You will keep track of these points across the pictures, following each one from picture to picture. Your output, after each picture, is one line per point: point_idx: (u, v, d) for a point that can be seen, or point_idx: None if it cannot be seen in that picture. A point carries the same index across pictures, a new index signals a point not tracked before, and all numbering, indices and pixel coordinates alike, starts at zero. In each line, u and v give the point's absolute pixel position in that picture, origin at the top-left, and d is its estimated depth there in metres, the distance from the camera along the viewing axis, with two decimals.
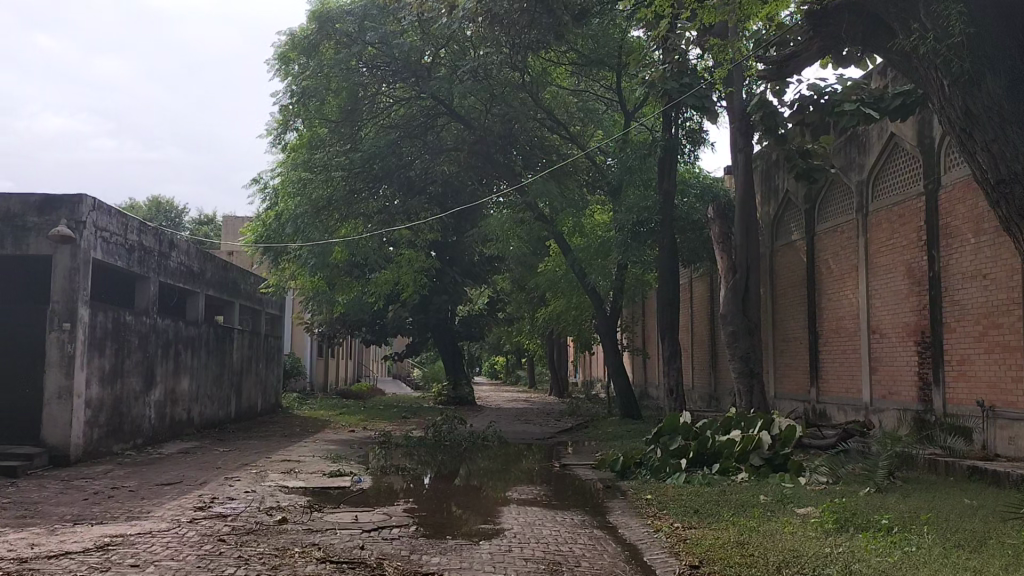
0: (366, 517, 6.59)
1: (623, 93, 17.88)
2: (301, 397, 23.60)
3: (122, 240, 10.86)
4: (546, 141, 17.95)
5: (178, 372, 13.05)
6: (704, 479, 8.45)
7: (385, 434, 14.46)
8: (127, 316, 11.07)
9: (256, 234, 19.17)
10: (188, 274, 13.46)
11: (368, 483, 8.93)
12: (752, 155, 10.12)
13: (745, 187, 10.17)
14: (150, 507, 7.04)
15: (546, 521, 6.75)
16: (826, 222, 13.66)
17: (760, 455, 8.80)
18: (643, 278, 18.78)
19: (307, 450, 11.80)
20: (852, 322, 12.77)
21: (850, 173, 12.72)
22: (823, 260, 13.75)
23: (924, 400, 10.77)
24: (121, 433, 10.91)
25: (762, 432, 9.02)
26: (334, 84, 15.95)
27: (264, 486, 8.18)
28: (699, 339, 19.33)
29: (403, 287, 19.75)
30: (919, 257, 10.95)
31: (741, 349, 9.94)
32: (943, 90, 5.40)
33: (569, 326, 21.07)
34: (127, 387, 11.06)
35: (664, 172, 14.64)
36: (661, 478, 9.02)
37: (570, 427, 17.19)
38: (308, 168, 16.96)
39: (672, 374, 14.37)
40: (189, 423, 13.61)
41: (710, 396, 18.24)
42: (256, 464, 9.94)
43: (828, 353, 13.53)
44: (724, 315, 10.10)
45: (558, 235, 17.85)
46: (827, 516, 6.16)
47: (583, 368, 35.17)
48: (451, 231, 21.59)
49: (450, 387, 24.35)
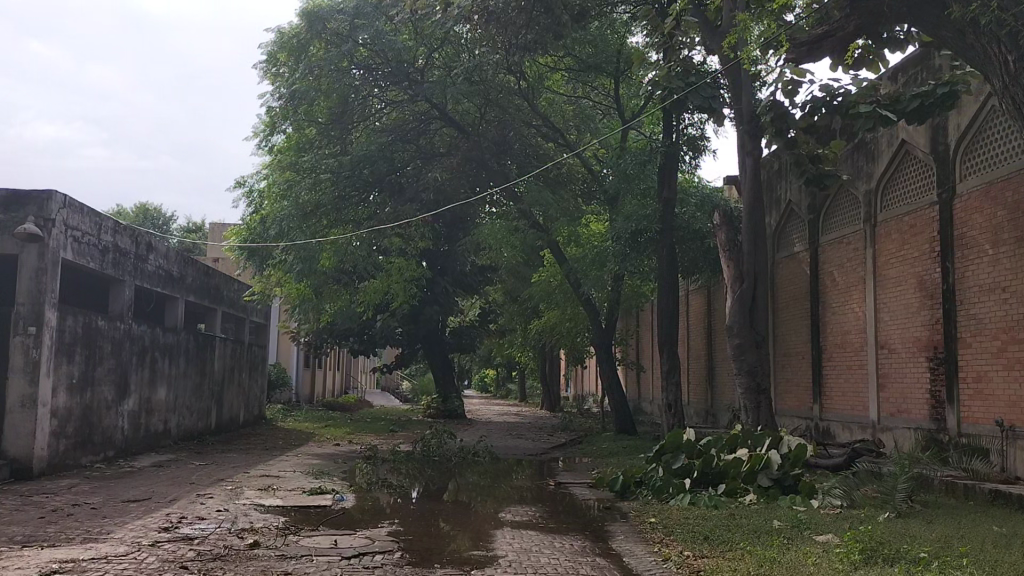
0: (346, 542, 6.01)
1: (621, 99, 17.45)
2: (286, 409, 22.93)
3: (95, 241, 10.30)
4: (541, 148, 17.48)
5: (154, 381, 12.45)
6: (711, 500, 7.90)
7: (371, 448, 13.86)
8: (99, 321, 10.48)
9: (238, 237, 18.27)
10: (166, 278, 12.89)
11: (351, 502, 8.34)
12: (760, 160, 9.63)
13: (751, 194, 9.67)
14: (111, 527, 6.44)
15: (542, 547, 6.19)
16: (831, 233, 13.21)
17: (769, 476, 8.29)
18: (639, 290, 18.30)
19: (288, 464, 11.18)
20: (858, 336, 12.28)
21: (857, 182, 12.29)
22: (827, 272, 13.28)
23: (936, 419, 10.27)
24: (90, 445, 10.29)
25: (770, 451, 8.50)
26: (323, 85, 15.42)
27: (238, 505, 7.59)
28: (695, 353, 18.88)
29: (394, 299, 18.87)
30: (931, 269, 10.50)
31: (747, 362, 9.42)
32: (1009, 66, 5.29)
33: (563, 339, 20.52)
34: (98, 396, 10.45)
35: (664, 180, 14.15)
36: (663, 499, 8.47)
37: (563, 443, 16.61)
38: (295, 169, 16.29)
39: (670, 389, 13.82)
40: (165, 435, 12.98)
41: (707, 412, 17.75)
42: (232, 480, 9.34)
43: (832, 369, 13.05)
44: (730, 327, 9.58)
45: (553, 245, 17.38)
46: (852, 545, 5.65)
47: (576, 382, 34.71)
48: (443, 240, 21.08)
49: (439, 400, 23.76)
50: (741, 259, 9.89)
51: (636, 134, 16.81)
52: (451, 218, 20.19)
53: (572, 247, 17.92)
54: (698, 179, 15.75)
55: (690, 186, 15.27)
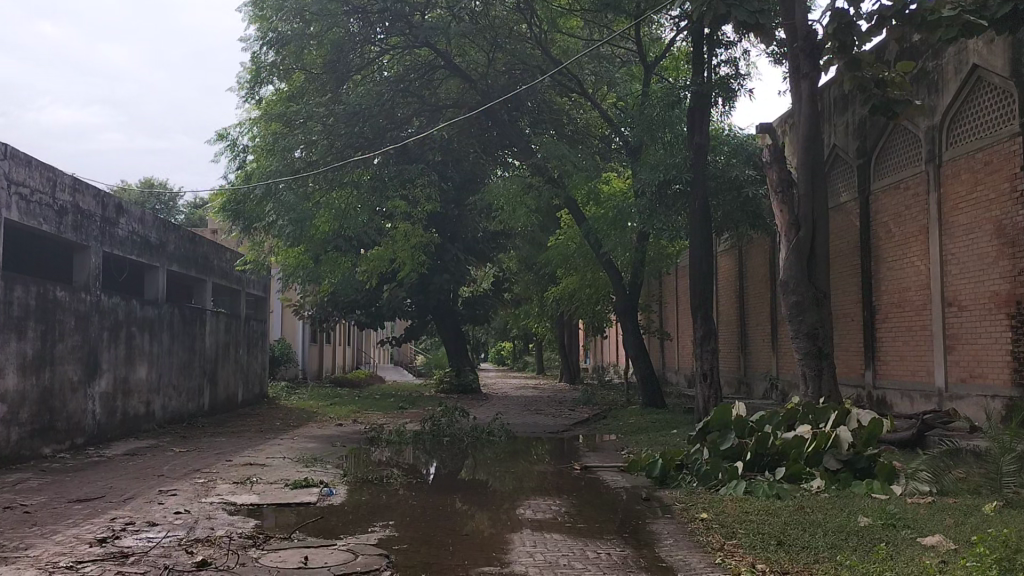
0: (321, 560, 4.69)
1: (644, 40, 15.81)
2: (291, 386, 21.70)
3: (49, 200, 9.00)
4: (556, 98, 16.00)
5: (132, 359, 11.20)
6: (771, 489, 6.55)
7: (375, 428, 12.59)
8: (58, 292, 9.20)
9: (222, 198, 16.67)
10: (142, 245, 11.58)
11: (341, 497, 7.05)
12: (816, 84, 8.17)
13: (809, 126, 8.18)
14: (31, 541, 5.15)
15: (572, 561, 4.84)
16: (886, 178, 11.73)
17: (837, 457, 6.96)
18: (665, 251, 16.84)
19: (277, 450, 9.87)
20: (919, 293, 10.86)
21: (917, 117, 10.81)
22: (881, 222, 11.83)
23: (1020, 384, 8.88)
24: (52, 433, 9.06)
25: (837, 428, 7.14)
26: (312, 30, 13.93)
27: (202, 505, 6.31)
28: (726, 319, 17.51)
29: (400, 265, 17.56)
30: (1012, 211, 9.04)
31: (807, 324, 8.02)
32: None
33: (582, 306, 19.11)
34: (60, 376, 9.22)
35: (695, 125, 12.66)
36: (711, 487, 7.15)
37: (586, 418, 15.29)
38: (283, 122, 14.76)
39: (705, 358, 12.38)
40: (147, 418, 11.76)
41: (740, 382, 16.38)
42: (207, 471, 8.05)
43: (887, 331, 11.65)
44: (786, 283, 8.15)
45: (570, 203, 15.93)
46: (985, 553, 4.27)
47: (596, 353, 33.36)
48: (452, 203, 19.62)
49: (452, 374, 22.46)
50: (795, 202, 8.43)
51: (658, 80, 15.26)
52: (459, 177, 18.74)
53: (591, 206, 16.45)
54: (728, 127, 14.13)
55: (722, 134, 13.73)
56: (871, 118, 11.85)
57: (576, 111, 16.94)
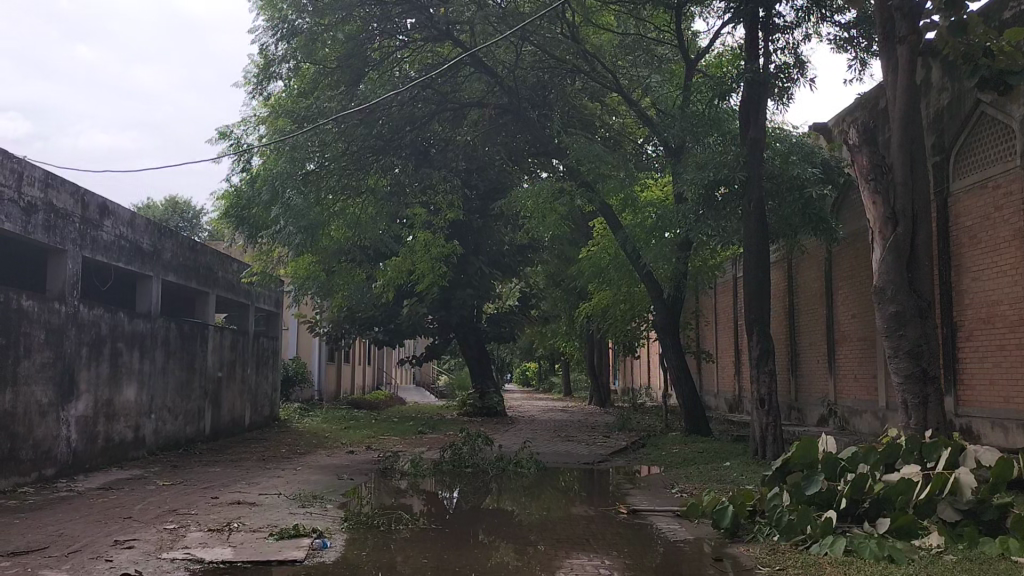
0: None
1: (685, 35, 14.50)
2: (304, 407, 20.41)
3: (14, 195, 7.83)
4: (588, 97, 14.72)
5: (117, 378, 9.98)
6: (880, 550, 5.16)
7: (390, 456, 11.28)
8: (25, 302, 8.04)
9: (226, 201, 14.74)
10: (132, 251, 10.39)
11: (336, 550, 5.71)
12: (916, 49, 6.93)
13: (907, 102, 6.95)
14: None
15: None
16: (970, 176, 10.26)
17: (956, 508, 5.53)
18: (710, 263, 15.42)
19: (275, 484, 8.58)
20: (1014, 306, 9.39)
21: (1012, 105, 9.40)
22: (963, 227, 10.38)
23: None
24: (14, 464, 7.86)
25: (953, 469, 5.72)
26: (325, 21, 12.79)
27: (159, 565, 5.01)
28: (775, 338, 16.03)
29: (420, 276, 16.25)
30: None
31: (906, 341, 6.68)
32: None
33: (615, 324, 17.69)
34: (25, 398, 8.03)
35: (749, 119, 11.33)
36: (797, 543, 5.75)
37: (623, 446, 13.87)
38: (293, 118, 13.50)
39: (761, 380, 10.94)
40: (135, 444, 10.54)
41: (791, 407, 14.91)
42: (184, 513, 6.76)
43: (971, 350, 10.17)
44: (881, 290, 6.84)
45: (603, 209, 14.56)
46: None
47: (628, 374, 31.71)
48: (477, 212, 18.35)
49: (476, 397, 21.08)
50: (891, 193, 7.12)
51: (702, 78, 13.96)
52: (485, 185, 17.48)
53: (627, 214, 15.10)
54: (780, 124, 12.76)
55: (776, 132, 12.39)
56: (955, 108, 10.47)
57: (611, 115, 15.64)
